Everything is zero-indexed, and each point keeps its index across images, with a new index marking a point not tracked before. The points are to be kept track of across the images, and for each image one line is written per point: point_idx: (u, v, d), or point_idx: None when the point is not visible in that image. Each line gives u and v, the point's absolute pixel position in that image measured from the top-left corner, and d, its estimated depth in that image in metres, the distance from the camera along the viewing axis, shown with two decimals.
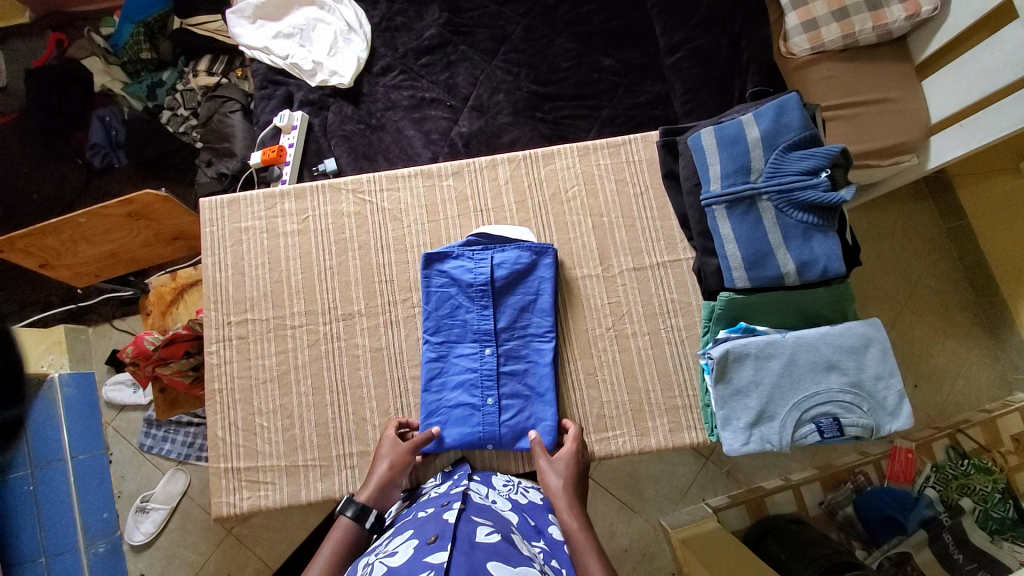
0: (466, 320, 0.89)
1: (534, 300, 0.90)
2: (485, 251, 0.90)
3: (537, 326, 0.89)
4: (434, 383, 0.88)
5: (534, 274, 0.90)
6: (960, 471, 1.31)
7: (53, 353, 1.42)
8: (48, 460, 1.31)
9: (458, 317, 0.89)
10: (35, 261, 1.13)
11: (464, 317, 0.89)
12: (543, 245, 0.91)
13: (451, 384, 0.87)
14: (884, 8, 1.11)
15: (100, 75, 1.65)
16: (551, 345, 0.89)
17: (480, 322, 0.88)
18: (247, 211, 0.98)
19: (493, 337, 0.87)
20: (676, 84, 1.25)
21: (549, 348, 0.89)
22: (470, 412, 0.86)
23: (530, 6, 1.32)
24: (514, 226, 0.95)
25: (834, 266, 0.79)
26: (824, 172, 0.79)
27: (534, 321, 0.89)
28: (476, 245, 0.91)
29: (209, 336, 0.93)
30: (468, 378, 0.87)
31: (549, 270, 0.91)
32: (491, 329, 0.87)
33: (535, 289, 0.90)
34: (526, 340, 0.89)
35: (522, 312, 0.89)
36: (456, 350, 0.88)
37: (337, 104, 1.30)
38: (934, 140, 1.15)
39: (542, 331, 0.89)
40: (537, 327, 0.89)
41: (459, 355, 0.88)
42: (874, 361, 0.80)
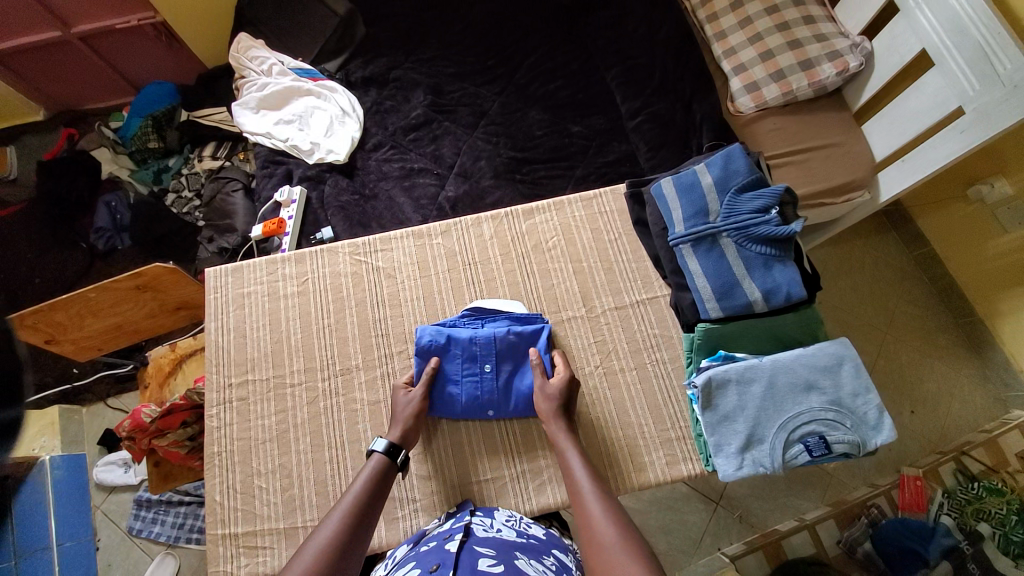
0: (458, 392, 0.93)
1: (522, 364, 0.94)
2: (479, 324, 0.96)
3: (528, 396, 0.93)
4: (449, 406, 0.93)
5: (523, 346, 0.95)
6: (971, 495, 1.28)
7: (45, 436, 1.40)
8: (33, 549, 1.22)
9: (459, 383, 0.93)
10: (40, 337, 1.16)
11: (463, 382, 0.93)
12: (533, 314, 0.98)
13: (464, 402, 0.93)
14: (815, 67, 1.28)
15: (108, 164, 1.77)
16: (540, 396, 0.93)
17: (473, 393, 0.93)
18: (250, 277, 1.05)
19: (491, 399, 0.93)
20: (639, 143, 1.39)
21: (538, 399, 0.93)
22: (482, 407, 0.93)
23: (504, 86, 1.49)
24: (506, 300, 1.01)
25: (796, 291, 0.86)
26: (775, 208, 0.88)
27: (524, 392, 0.93)
28: (472, 317, 0.97)
29: (210, 398, 0.97)
30: (477, 399, 0.93)
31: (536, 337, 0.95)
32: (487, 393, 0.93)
33: (521, 355, 0.94)
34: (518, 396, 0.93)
35: (511, 380, 0.94)
36: (463, 383, 0.93)
37: (333, 178, 1.41)
38: (881, 175, 1.26)
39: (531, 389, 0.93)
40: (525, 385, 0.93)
41: (464, 381, 0.93)
42: (849, 379, 0.84)
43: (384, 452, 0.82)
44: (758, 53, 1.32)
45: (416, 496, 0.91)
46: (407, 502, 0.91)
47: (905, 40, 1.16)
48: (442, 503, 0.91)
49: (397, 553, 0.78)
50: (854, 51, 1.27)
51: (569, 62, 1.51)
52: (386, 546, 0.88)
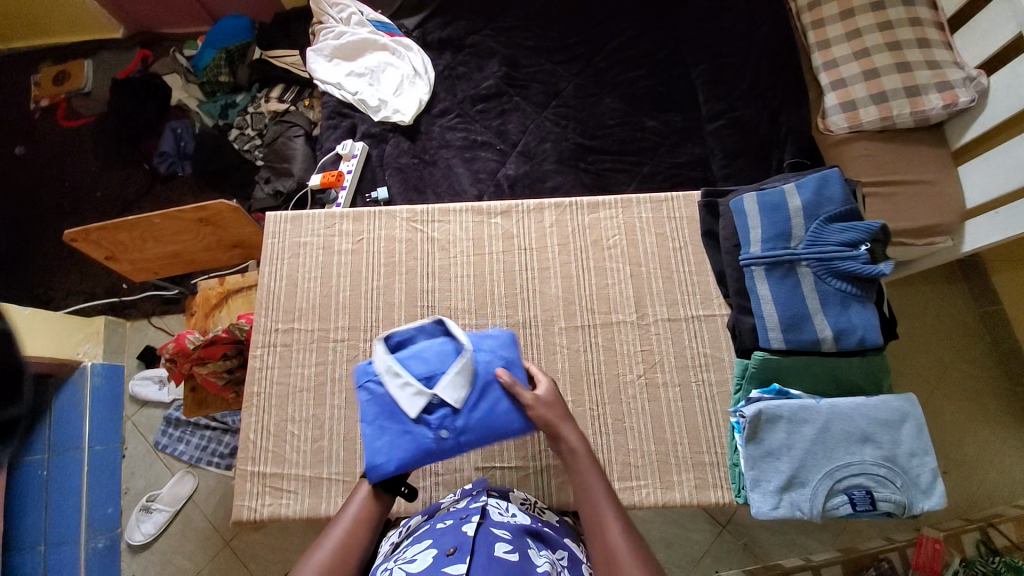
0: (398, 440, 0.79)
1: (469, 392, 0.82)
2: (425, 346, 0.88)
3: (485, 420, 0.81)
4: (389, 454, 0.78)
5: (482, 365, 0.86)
6: (990, 569, 1.18)
7: (88, 344, 1.47)
8: (65, 446, 1.37)
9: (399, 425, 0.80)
10: (103, 252, 1.22)
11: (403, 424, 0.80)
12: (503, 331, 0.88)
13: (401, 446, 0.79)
14: (921, 96, 1.17)
15: (179, 92, 1.81)
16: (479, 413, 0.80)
17: (415, 440, 0.79)
18: (306, 228, 1.06)
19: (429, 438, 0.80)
20: (716, 149, 1.32)
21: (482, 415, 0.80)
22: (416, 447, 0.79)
23: (582, 68, 1.43)
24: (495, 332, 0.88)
25: (871, 336, 0.81)
26: (865, 245, 0.82)
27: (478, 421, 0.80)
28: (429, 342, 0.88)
29: (256, 340, 0.99)
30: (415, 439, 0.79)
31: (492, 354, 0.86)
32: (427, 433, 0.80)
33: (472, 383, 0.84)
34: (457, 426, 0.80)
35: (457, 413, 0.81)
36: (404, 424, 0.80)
37: (395, 139, 1.40)
38: (968, 225, 1.16)
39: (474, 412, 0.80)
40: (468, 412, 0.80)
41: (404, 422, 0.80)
42: (909, 437, 0.80)
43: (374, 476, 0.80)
44: (863, 70, 1.21)
45: (438, 470, 0.92)
46: (428, 470, 0.92)
47: None
48: (464, 477, 0.93)
49: (411, 522, 0.80)
50: (967, 86, 1.15)
51: (654, 51, 1.42)
52: (403, 513, 0.90)
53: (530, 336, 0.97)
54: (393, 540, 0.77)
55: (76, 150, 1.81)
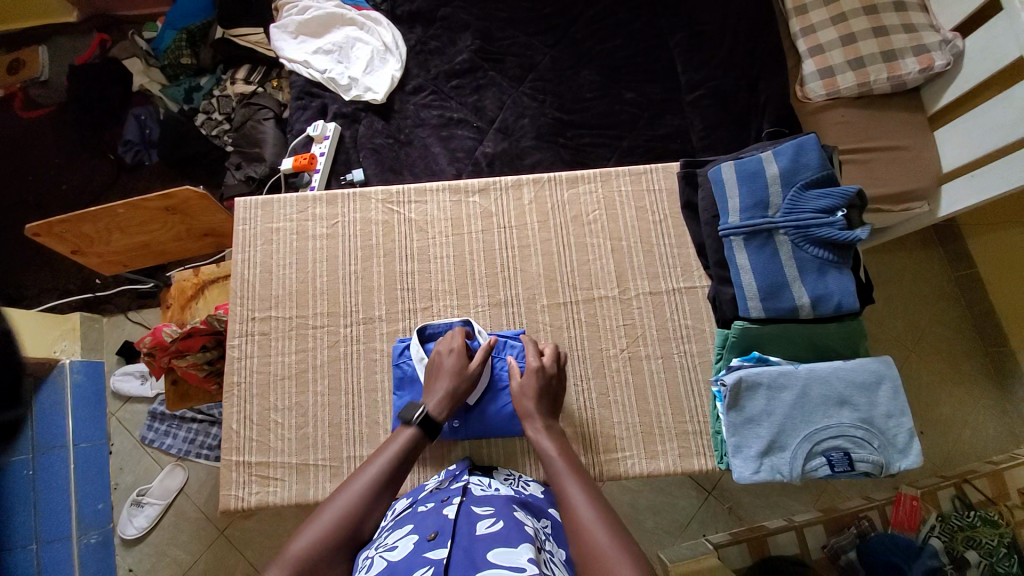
0: None
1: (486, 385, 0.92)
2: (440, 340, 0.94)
3: (492, 416, 0.91)
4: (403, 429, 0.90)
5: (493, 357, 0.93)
6: (965, 522, 1.25)
7: (66, 341, 1.43)
8: (50, 445, 1.30)
9: None
10: (68, 246, 1.17)
11: None
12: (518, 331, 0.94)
13: None
14: (898, 60, 1.16)
15: (139, 75, 1.70)
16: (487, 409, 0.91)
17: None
18: (278, 213, 1.02)
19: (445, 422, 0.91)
20: (695, 120, 1.30)
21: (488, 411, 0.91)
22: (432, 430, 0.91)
23: (559, 39, 1.39)
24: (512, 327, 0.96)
25: (848, 301, 0.82)
26: (841, 211, 0.82)
27: (487, 417, 0.91)
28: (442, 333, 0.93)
29: (233, 329, 0.96)
30: (433, 423, 0.91)
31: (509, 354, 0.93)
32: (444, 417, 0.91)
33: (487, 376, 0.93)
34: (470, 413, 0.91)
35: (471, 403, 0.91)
36: None
37: (369, 118, 1.35)
38: (945, 188, 1.17)
39: (485, 406, 0.91)
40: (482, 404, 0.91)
41: None
42: (885, 399, 0.81)
43: (418, 426, 0.78)
44: (840, 35, 1.20)
45: (425, 454, 0.92)
46: (415, 450, 0.92)
47: (1004, 43, 1.04)
48: (448, 456, 0.92)
49: (399, 502, 0.80)
50: (944, 48, 1.14)
51: (631, 20, 1.39)
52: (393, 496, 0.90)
53: (512, 315, 0.96)
54: None
55: (35, 141, 1.72)
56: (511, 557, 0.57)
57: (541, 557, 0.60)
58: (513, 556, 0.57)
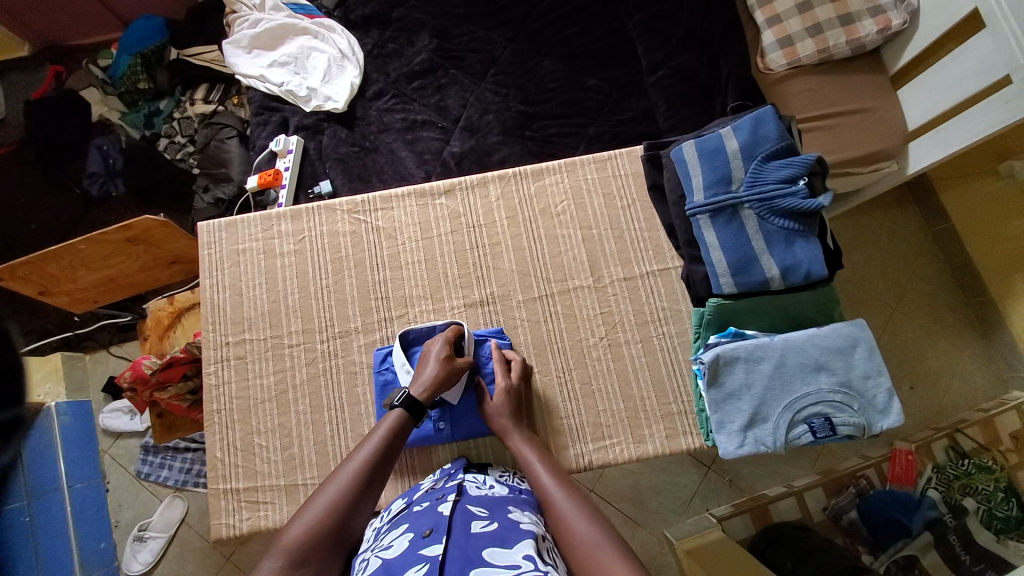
0: None
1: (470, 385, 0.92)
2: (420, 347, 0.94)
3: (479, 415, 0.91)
4: None
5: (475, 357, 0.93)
6: (961, 471, 1.28)
7: (49, 383, 1.43)
8: (45, 489, 1.28)
9: None
10: (34, 288, 1.15)
11: None
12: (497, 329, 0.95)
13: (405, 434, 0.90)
14: (854, 23, 1.16)
15: (97, 105, 1.69)
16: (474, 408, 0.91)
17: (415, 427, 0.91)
18: (245, 233, 1.01)
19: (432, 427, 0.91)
20: (659, 100, 1.30)
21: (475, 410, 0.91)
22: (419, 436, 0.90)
23: (516, 31, 1.38)
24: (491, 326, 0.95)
25: (816, 269, 0.82)
26: (802, 179, 0.83)
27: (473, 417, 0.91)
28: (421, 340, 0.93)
29: (208, 356, 0.95)
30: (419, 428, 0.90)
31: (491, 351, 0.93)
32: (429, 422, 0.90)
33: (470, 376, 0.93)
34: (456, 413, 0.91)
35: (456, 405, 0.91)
36: None
37: (332, 128, 1.33)
38: (912, 146, 1.18)
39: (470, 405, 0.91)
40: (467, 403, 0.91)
41: None
42: (861, 361, 0.82)
43: (404, 407, 0.79)
44: (795, 3, 1.20)
45: (414, 461, 0.92)
46: (404, 457, 0.92)
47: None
48: (437, 460, 0.92)
49: (392, 506, 0.81)
50: (898, 7, 1.15)
51: (588, 5, 1.38)
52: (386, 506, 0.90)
53: (490, 314, 0.96)
54: None
55: None
56: (507, 556, 0.58)
57: (540, 551, 0.61)
58: (509, 555, 0.58)
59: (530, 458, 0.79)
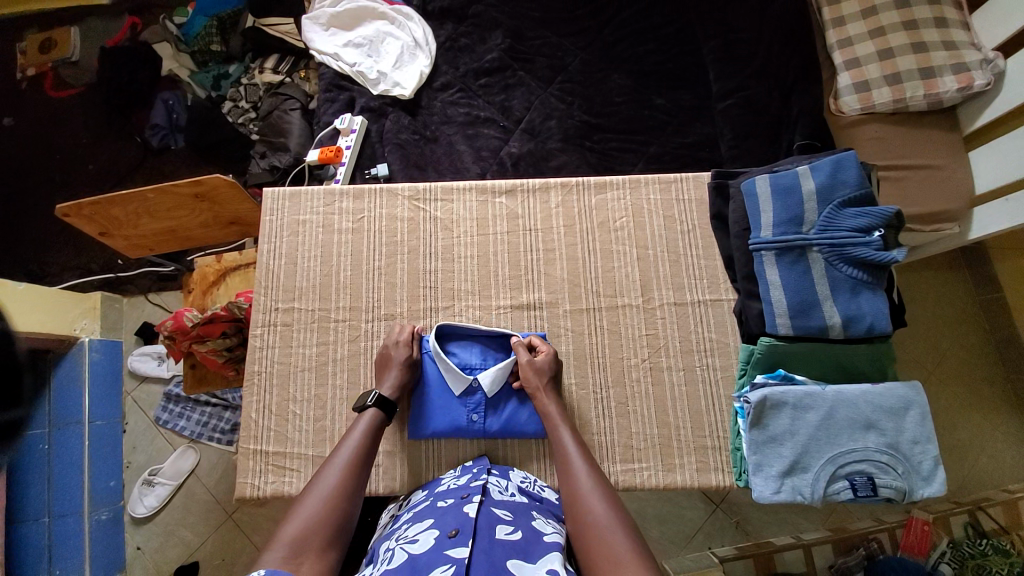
0: (438, 412, 0.91)
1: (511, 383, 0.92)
2: (464, 339, 0.95)
3: (514, 414, 0.91)
4: (424, 427, 0.90)
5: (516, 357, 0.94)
6: (977, 551, 1.20)
7: (87, 319, 1.44)
8: (66, 421, 1.34)
9: (441, 404, 0.91)
10: (96, 228, 1.20)
11: (444, 403, 0.91)
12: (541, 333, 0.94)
13: (440, 424, 0.90)
14: (935, 78, 1.13)
15: (169, 61, 1.73)
16: (511, 406, 0.91)
17: (450, 418, 0.90)
18: (306, 205, 1.03)
19: (466, 419, 0.90)
20: (725, 129, 1.28)
21: (512, 409, 0.91)
22: (453, 427, 0.90)
23: (590, 41, 1.38)
24: (532, 331, 0.95)
25: (880, 323, 0.80)
26: (878, 231, 0.80)
27: (509, 415, 0.90)
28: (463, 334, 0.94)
29: (256, 318, 0.97)
30: (454, 418, 0.90)
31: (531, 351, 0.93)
32: (465, 414, 0.90)
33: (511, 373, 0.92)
34: (492, 410, 0.91)
35: (494, 401, 0.91)
36: (444, 403, 0.91)
37: (395, 113, 1.35)
38: (976, 212, 1.14)
39: (507, 404, 0.91)
40: (504, 402, 0.91)
41: (446, 402, 0.91)
42: (913, 425, 0.80)
43: (378, 406, 0.83)
44: (878, 50, 1.17)
45: (440, 455, 0.91)
46: (430, 446, 0.92)
47: None
48: (463, 454, 0.92)
49: (414, 498, 0.81)
50: (983, 68, 1.11)
51: (665, 25, 1.37)
52: (406, 492, 0.90)
53: (534, 318, 0.96)
54: (393, 513, 0.82)
55: (65, 120, 1.75)
56: (530, 569, 0.57)
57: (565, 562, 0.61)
58: (532, 569, 0.58)
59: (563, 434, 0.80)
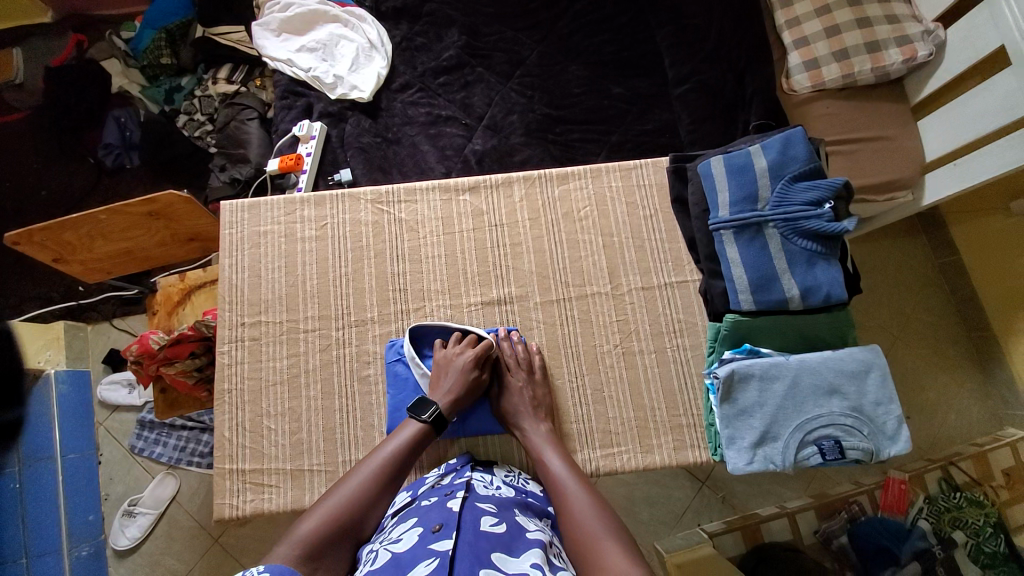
0: None
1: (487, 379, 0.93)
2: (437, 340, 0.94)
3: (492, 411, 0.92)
4: None
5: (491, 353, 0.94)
6: (952, 503, 1.27)
7: (51, 350, 1.40)
8: (38, 457, 1.30)
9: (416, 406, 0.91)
10: (50, 255, 1.15)
11: None
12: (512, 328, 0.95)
13: None
14: (881, 51, 1.17)
15: (118, 77, 1.67)
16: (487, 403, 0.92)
17: None
18: (266, 216, 1.01)
19: None
20: (683, 114, 1.30)
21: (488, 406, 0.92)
22: None
23: (546, 34, 1.38)
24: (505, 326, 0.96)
25: (836, 292, 0.83)
26: (829, 203, 0.83)
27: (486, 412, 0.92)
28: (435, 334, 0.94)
29: (221, 335, 0.95)
30: None
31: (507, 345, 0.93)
32: None
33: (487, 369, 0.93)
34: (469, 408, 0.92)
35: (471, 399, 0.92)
36: None
37: (355, 117, 1.33)
38: (929, 177, 1.18)
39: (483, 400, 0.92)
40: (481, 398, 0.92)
41: None
42: (874, 387, 0.83)
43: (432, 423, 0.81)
44: (825, 27, 1.20)
45: (422, 456, 0.92)
46: None
47: (984, 33, 1.05)
48: (444, 454, 0.92)
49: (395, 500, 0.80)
50: (925, 39, 1.15)
51: (618, 14, 1.39)
52: None
53: (506, 313, 0.96)
54: None
55: (10, 146, 1.67)
56: (514, 563, 0.58)
57: (549, 557, 0.62)
58: (516, 562, 0.58)
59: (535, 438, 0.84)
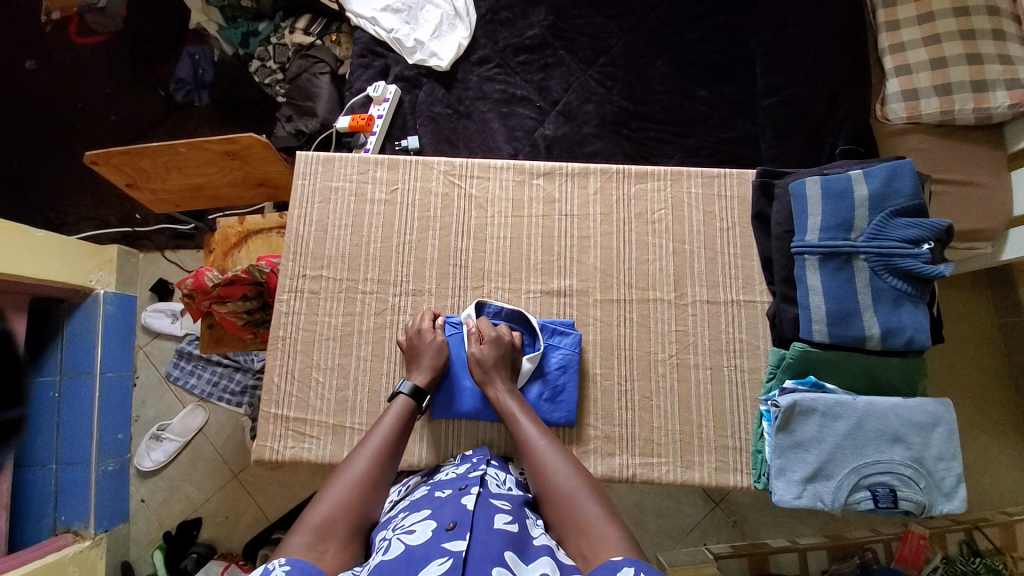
0: (461, 392, 0.91)
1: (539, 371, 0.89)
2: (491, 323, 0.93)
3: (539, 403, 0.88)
4: (446, 405, 0.91)
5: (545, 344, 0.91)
6: (970, 568, 1.20)
7: (102, 271, 1.44)
8: (76, 371, 1.37)
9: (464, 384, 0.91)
10: (124, 179, 1.18)
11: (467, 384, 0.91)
12: (569, 324, 0.92)
13: (462, 403, 0.90)
14: (987, 92, 1.08)
15: (198, 14, 1.64)
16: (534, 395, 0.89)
17: (473, 399, 0.90)
18: (340, 171, 1.01)
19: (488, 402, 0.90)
20: (767, 127, 1.24)
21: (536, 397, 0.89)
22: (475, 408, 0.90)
23: (635, 24, 1.34)
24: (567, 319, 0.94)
25: (920, 337, 0.79)
26: (928, 244, 0.79)
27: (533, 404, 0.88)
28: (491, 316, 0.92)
29: (283, 283, 0.96)
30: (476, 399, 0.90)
31: (563, 339, 0.91)
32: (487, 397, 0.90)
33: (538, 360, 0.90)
34: None
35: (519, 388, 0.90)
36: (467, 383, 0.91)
37: (429, 85, 1.32)
38: (1013, 232, 1.12)
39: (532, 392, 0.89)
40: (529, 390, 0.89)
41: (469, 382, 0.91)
42: (939, 442, 0.79)
43: (410, 395, 0.81)
44: (930, 58, 1.12)
45: (461, 434, 0.92)
46: (451, 425, 0.92)
47: None
48: (482, 434, 0.92)
49: (411, 486, 0.81)
50: None
51: (715, 14, 1.33)
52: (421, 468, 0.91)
53: (563, 305, 0.95)
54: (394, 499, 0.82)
55: (89, 67, 1.72)
56: (526, 569, 0.56)
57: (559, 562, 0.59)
58: (527, 568, 0.56)
59: (527, 425, 0.77)
